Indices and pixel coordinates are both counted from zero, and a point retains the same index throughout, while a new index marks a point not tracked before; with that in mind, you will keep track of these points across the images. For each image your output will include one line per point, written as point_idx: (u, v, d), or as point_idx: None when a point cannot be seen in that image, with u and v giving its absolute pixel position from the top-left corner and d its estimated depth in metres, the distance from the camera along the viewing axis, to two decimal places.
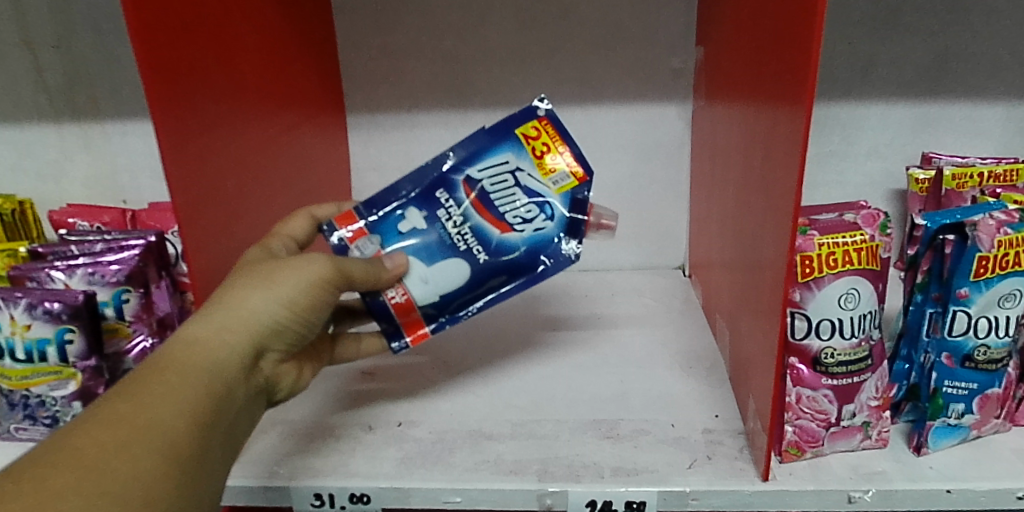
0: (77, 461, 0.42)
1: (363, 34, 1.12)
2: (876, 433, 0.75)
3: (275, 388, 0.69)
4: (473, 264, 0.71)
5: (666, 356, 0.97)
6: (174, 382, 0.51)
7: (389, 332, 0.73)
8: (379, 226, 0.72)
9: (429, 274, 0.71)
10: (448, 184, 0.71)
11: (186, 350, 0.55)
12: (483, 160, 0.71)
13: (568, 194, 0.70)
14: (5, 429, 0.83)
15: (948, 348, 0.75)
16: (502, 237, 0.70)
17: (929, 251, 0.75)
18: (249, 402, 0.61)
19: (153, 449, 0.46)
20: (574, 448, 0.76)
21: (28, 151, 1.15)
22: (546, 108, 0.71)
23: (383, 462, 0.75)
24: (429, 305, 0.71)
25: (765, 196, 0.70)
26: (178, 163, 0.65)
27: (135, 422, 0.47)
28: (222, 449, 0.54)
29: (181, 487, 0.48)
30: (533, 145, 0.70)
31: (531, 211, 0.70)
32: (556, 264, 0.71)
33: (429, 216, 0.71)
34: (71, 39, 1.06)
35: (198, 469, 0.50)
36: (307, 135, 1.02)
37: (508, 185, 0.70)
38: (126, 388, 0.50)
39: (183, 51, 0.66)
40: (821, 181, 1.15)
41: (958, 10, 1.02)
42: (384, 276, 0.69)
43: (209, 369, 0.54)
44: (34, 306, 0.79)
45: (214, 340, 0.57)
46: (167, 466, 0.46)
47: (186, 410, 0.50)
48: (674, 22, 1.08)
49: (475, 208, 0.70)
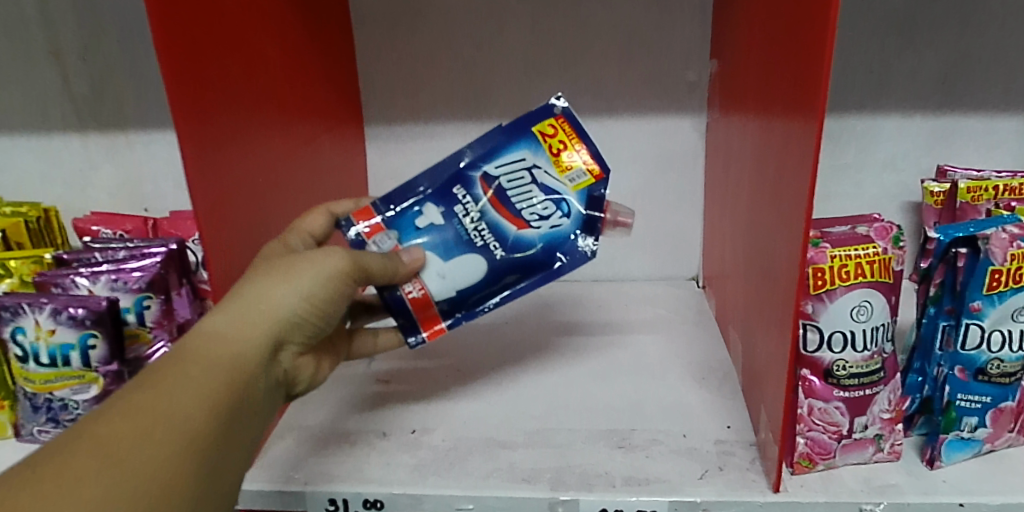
0: (99, 450, 0.43)
1: (381, 45, 1.14)
2: (889, 446, 0.75)
3: (295, 381, 0.70)
4: (489, 260, 0.72)
5: (680, 366, 0.97)
6: (194, 374, 0.52)
7: (405, 327, 0.74)
8: (396, 222, 0.73)
9: (446, 269, 0.72)
10: (466, 181, 0.72)
11: (208, 341, 0.56)
12: (500, 157, 0.72)
13: (585, 191, 0.71)
14: (28, 431, 0.85)
15: (961, 361, 0.75)
16: (519, 233, 0.71)
17: (942, 264, 0.75)
18: (269, 394, 0.62)
19: (173, 440, 0.47)
20: (587, 457, 0.77)
21: (54, 160, 1.18)
22: (563, 106, 0.72)
23: (397, 469, 0.76)
24: (445, 301, 0.73)
25: (778, 207, 0.71)
26: (201, 175, 0.66)
27: (157, 409, 0.48)
28: (242, 438, 0.55)
29: (200, 477, 0.49)
30: (550, 143, 0.71)
31: (548, 208, 0.71)
32: (573, 261, 0.72)
33: (446, 212, 0.72)
34: (98, 51, 1.09)
35: (218, 456, 0.51)
36: (326, 145, 1.04)
37: (525, 182, 0.71)
38: (149, 379, 0.51)
39: (207, 66, 0.68)
40: (835, 193, 1.16)
41: (975, 23, 1.02)
42: (401, 270, 0.70)
43: (229, 361, 0.55)
44: (59, 312, 0.80)
45: (234, 333, 0.58)
46: (185, 458, 0.47)
47: (205, 401, 0.51)
48: (688, 34, 1.09)
49: (493, 205, 0.72)
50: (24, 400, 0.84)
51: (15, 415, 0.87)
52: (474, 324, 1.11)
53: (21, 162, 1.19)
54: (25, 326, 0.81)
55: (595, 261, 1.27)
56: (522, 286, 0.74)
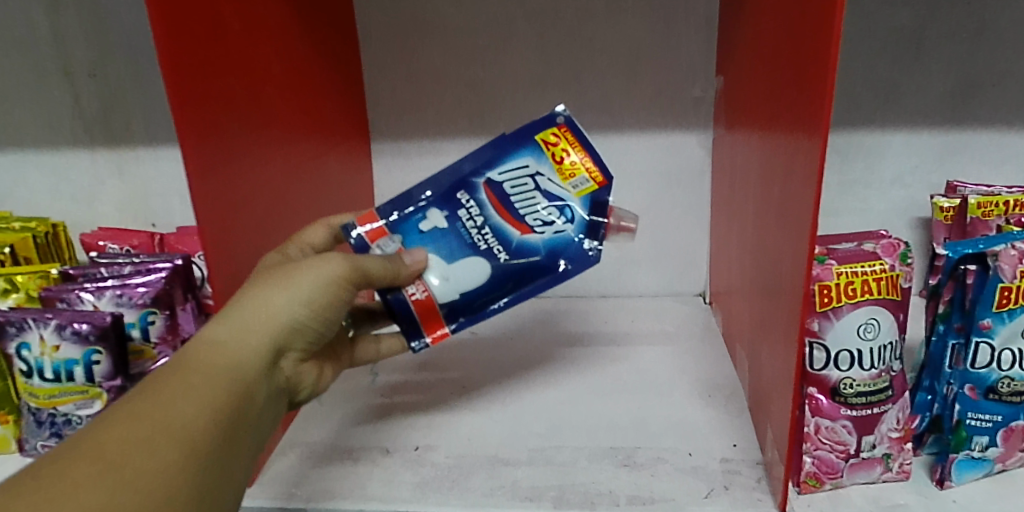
0: (101, 456, 0.43)
1: (388, 62, 1.15)
2: (898, 465, 0.74)
3: (298, 388, 0.69)
4: (493, 264, 0.71)
5: (686, 383, 0.96)
6: (194, 381, 0.52)
7: (409, 331, 0.73)
8: (400, 226, 0.73)
9: (450, 271, 0.71)
10: (469, 186, 0.72)
11: (208, 348, 0.55)
12: (504, 164, 0.72)
13: (589, 197, 0.71)
14: (32, 446, 0.85)
15: (971, 380, 0.74)
16: (522, 238, 0.71)
17: (951, 281, 0.74)
18: (271, 401, 0.62)
19: (175, 444, 0.47)
20: (592, 475, 0.76)
21: (63, 176, 1.19)
22: (565, 115, 0.72)
23: (400, 486, 0.75)
24: (448, 303, 0.72)
25: (784, 223, 0.70)
26: (204, 188, 0.67)
27: (158, 417, 0.48)
28: (244, 445, 0.55)
29: (204, 483, 0.48)
30: (553, 151, 0.71)
31: (551, 214, 0.71)
32: (578, 265, 0.71)
33: (450, 216, 0.72)
34: (107, 68, 1.10)
35: (222, 462, 0.51)
36: (332, 161, 1.05)
37: (529, 189, 0.71)
38: (150, 387, 0.51)
39: (212, 82, 0.69)
40: (842, 209, 1.15)
41: (984, 39, 1.01)
42: (403, 271, 0.69)
43: (228, 369, 0.55)
44: (64, 327, 0.81)
45: (234, 340, 0.58)
46: (187, 462, 0.47)
47: (206, 407, 0.51)
48: (694, 50, 1.09)
49: (496, 209, 0.71)
50: (29, 415, 0.85)
51: (20, 429, 0.87)
52: (480, 340, 1.11)
53: (33, 178, 1.20)
54: (30, 342, 0.82)
55: (601, 276, 1.27)
56: (526, 289, 0.72)
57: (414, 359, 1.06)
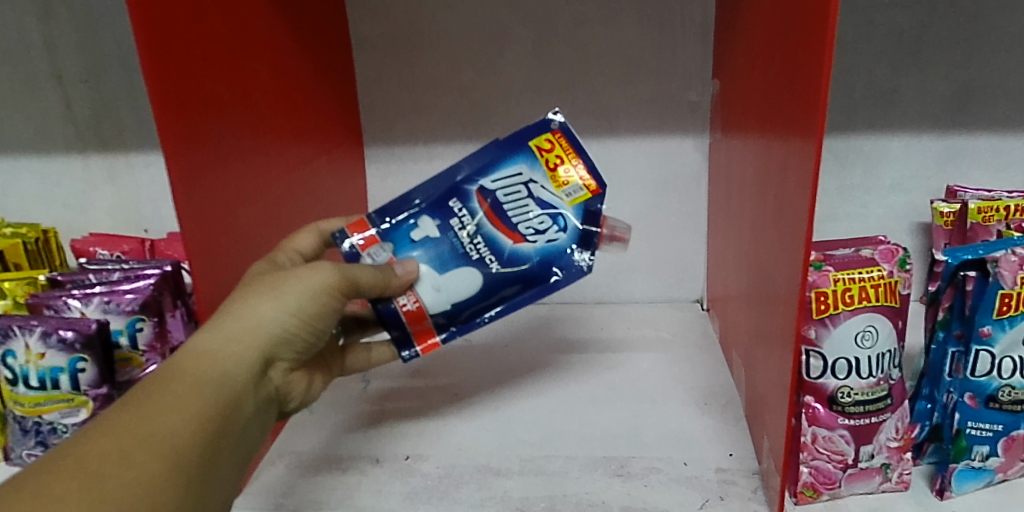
0: (83, 468, 0.42)
1: (382, 67, 1.15)
2: (897, 475, 0.72)
3: (287, 398, 0.68)
4: (485, 274, 0.70)
5: (681, 391, 0.95)
6: (180, 393, 0.51)
7: (399, 340, 0.72)
8: (391, 234, 0.72)
9: (441, 282, 0.70)
10: (462, 194, 0.71)
11: (195, 359, 0.54)
12: (497, 171, 0.71)
13: (581, 205, 0.70)
14: (18, 454, 0.85)
15: (971, 388, 0.72)
16: (514, 247, 0.70)
17: (950, 288, 0.73)
18: (259, 412, 0.61)
19: (159, 456, 0.46)
20: (584, 486, 0.75)
21: (55, 181, 1.19)
22: (560, 120, 0.71)
23: (389, 497, 0.74)
24: (440, 314, 0.71)
25: (778, 230, 0.69)
26: (188, 194, 0.66)
27: (143, 428, 0.47)
28: (230, 456, 0.54)
29: (187, 496, 0.47)
30: (547, 158, 0.70)
31: (544, 222, 0.70)
32: (569, 276, 0.71)
33: (442, 225, 0.71)
34: (100, 73, 1.10)
35: (206, 474, 0.50)
36: (324, 167, 1.04)
37: (522, 196, 0.70)
38: (135, 397, 0.50)
39: (197, 87, 0.68)
40: (840, 214, 1.14)
41: (983, 42, 1.00)
42: (394, 282, 0.68)
43: (215, 380, 0.54)
44: (49, 334, 0.80)
45: (222, 350, 0.57)
46: (171, 475, 0.46)
47: (192, 418, 0.50)
48: (690, 54, 1.08)
49: (488, 218, 0.70)
50: (15, 423, 0.84)
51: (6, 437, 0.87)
52: (474, 346, 1.10)
53: (26, 184, 1.20)
54: (15, 349, 0.81)
55: (597, 283, 1.26)
56: (517, 300, 0.72)
57: (405, 365, 1.05)
